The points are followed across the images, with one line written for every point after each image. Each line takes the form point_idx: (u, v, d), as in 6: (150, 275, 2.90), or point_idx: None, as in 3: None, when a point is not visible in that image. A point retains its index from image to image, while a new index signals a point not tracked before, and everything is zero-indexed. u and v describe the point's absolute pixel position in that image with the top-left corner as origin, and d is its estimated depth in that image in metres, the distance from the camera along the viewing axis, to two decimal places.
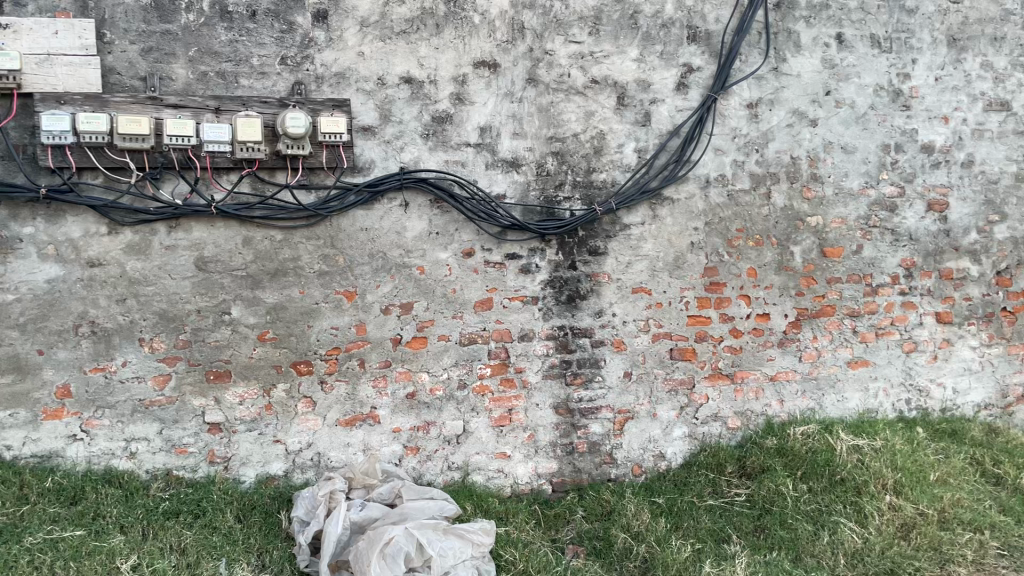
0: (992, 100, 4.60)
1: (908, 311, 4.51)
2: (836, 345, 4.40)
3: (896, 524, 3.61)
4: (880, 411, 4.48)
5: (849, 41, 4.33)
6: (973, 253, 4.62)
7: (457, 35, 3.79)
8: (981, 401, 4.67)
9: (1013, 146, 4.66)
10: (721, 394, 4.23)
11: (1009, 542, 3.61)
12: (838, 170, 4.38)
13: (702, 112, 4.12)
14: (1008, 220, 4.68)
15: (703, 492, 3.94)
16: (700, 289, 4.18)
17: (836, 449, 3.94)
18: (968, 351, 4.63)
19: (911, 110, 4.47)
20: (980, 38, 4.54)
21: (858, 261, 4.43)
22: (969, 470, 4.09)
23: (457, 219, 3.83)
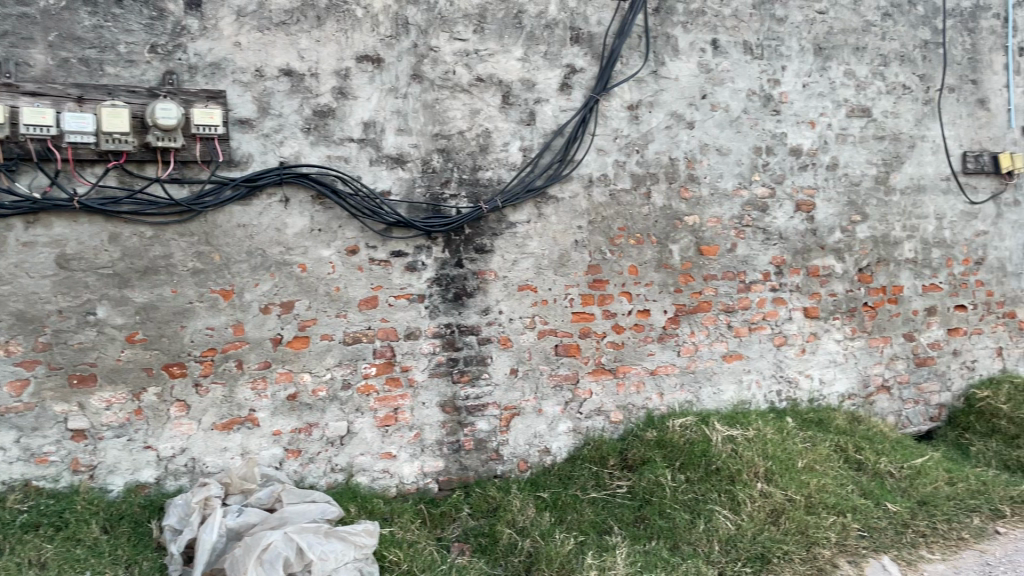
0: (854, 107, 4.88)
1: (778, 306, 4.73)
2: (712, 339, 4.57)
3: (767, 510, 3.78)
4: (753, 402, 4.68)
5: (723, 47, 4.51)
6: (837, 251, 4.88)
7: (339, 28, 3.73)
8: (845, 391, 4.93)
9: (872, 150, 4.95)
10: (604, 388, 4.32)
11: (869, 524, 3.84)
12: (714, 171, 4.54)
13: (585, 112, 4.20)
14: (868, 221, 4.97)
15: (586, 485, 4.01)
16: (583, 286, 4.26)
17: (712, 440, 4.11)
18: (833, 344, 4.89)
19: (781, 115, 4.69)
20: (843, 47, 4.81)
21: (732, 258, 4.61)
22: (834, 457, 4.32)
23: (340, 216, 3.76)
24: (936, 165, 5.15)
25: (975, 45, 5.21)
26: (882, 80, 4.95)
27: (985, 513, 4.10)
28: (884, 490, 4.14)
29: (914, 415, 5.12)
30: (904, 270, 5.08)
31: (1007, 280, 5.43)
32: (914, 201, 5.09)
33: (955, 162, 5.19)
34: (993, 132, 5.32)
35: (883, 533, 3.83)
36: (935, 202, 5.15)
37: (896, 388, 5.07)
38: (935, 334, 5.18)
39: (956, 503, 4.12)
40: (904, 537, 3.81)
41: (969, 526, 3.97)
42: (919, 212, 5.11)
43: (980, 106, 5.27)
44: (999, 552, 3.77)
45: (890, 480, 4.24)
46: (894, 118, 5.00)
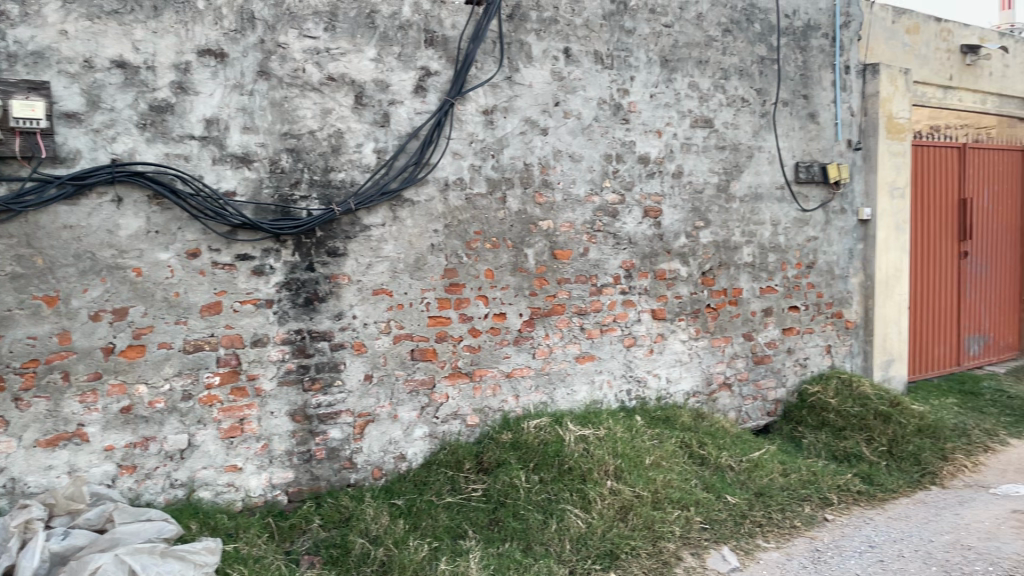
0: (698, 117, 5.11)
1: (628, 309, 4.89)
2: (566, 341, 4.66)
3: (616, 507, 3.89)
4: (604, 402, 4.81)
5: (575, 55, 4.62)
6: (682, 255, 5.10)
7: (179, 20, 3.54)
8: (690, 389, 5.15)
9: (715, 160, 5.20)
10: (460, 392, 4.31)
11: (710, 517, 4.03)
12: (567, 177, 4.64)
13: (439, 116, 4.18)
14: (711, 226, 5.21)
15: (441, 490, 3.98)
16: (440, 290, 4.23)
17: (564, 440, 4.23)
18: (679, 344, 5.10)
19: (629, 124, 4.85)
20: (687, 61, 5.04)
21: (585, 262, 4.72)
22: (679, 453, 4.50)
23: (179, 217, 3.57)
24: (772, 175, 5.47)
25: (806, 63, 5.58)
26: (723, 93, 5.21)
27: (815, 501, 4.39)
28: (724, 484, 4.36)
29: (753, 410, 5.41)
30: (743, 273, 5.37)
31: (834, 283, 5.84)
32: (752, 208, 5.39)
33: (789, 172, 5.54)
34: (822, 144, 5.71)
35: (723, 524, 4.02)
36: (771, 209, 5.48)
37: (736, 385, 5.35)
38: (771, 334, 5.50)
39: (789, 493, 4.39)
40: (742, 527, 4.02)
41: (800, 515, 4.24)
42: (757, 218, 5.41)
43: (811, 120, 5.64)
44: (827, 538, 4.04)
45: (730, 473, 4.46)
46: (735, 129, 5.28)
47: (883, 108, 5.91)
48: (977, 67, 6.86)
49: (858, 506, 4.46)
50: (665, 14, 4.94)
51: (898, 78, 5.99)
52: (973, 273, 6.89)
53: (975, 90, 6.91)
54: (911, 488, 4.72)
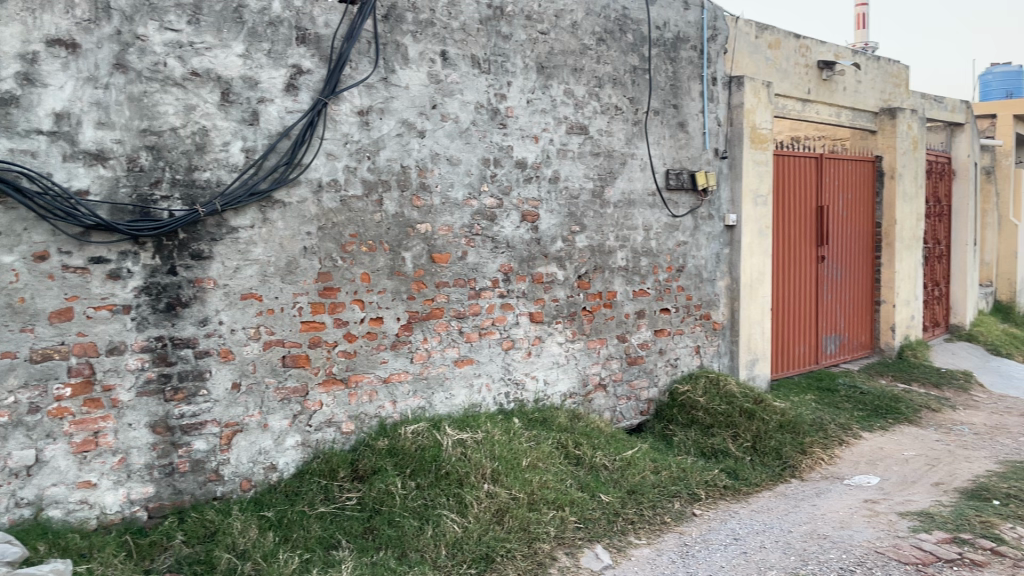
0: (574, 124, 5.21)
1: (506, 312, 4.92)
2: (444, 345, 4.63)
3: (492, 510, 3.90)
4: (483, 405, 4.81)
5: (452, 59, 4.61)
6: (559, 259, 5.17)
7: (24, 7, 3.31)
8: (567, 390, 5.23)
9: (590, 166, 5.31)
10: (335, 399, 4.21)
11: (584, 516, 4.10)
12: (444, 181, 4.62)
13: (312, 115, 4.08)
14: (587, 231, 5.31)
15: (314, 500, 3.87)
16: (313, 294, 4.13)
17: (442, 445, 4.21)
18: (555, 347, 5.17)
19: (507, 128, 4.89)
20: (563, 68, 5.12)
21: (463, 266, 4.71)
22: (556, 454, 4.55)
23: (25, 217, 3.34)
24: (645, 181, 5.63)
25: (676, 74, 5.78)
26: (598, 100, 5.33)
27: (684, 497, 4.54)
28: (598, 483, 4.44)
29: (627, 410, 5.55)
30: (617, 277, 5.50)
31: (703, 286, 6.08)
32: (626, 214, 5.53)
33: (660, 179, 5.72)
34: (691, 153, 5.93)
35: (597, 523, 4.10)
36: (643, 214, 5.64)
37: (611, 386, 5.47)
38: (644, 335, 5.66)
39: (660, 490, 4.52)
40: (615, 525, 4.11)
41: (670, 511, 4.38)
42: (630, 223, 5.56)
43: (681, 129, 5.85)
44: (695, 532, 4.18)
45: (605, 472, 4.56)
46: (609, 136, 5.40)
47: (747, 119, 6.20)
48: (833, 82, 7.30)
49: (724, 500, 4.64)
50: (542, 21, 5.01)
51: (761, 90, 6.29)
52: (829, 276, 7.33)
53: (831, 104, 7.35)
54: (772, 481, 4.96)
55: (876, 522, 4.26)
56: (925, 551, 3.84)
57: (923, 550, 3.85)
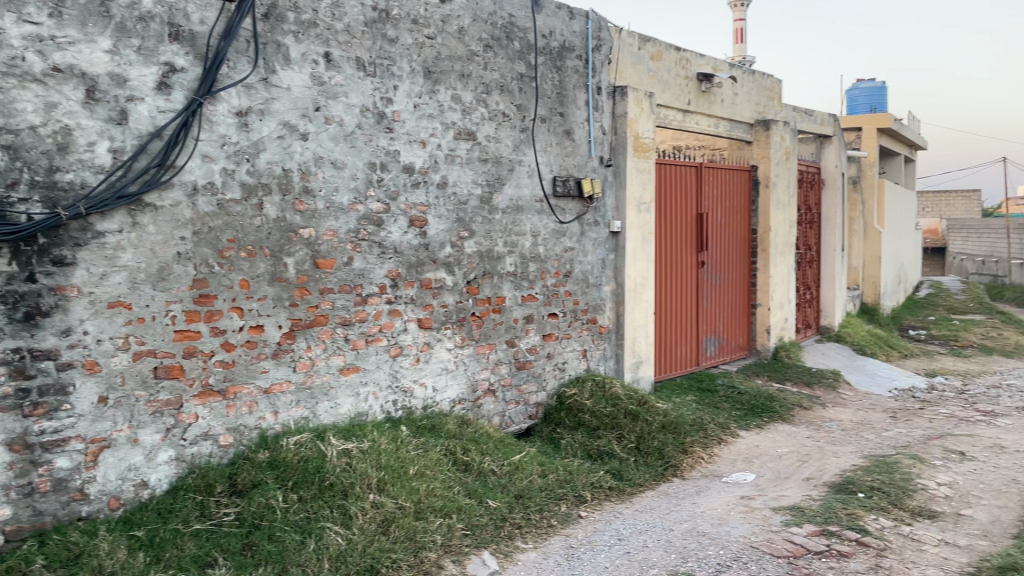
0: (461, 129, 5.20)
1: (394, 318, 4.85)
2: (329, 353, 4.53)
3: (377, 521, 3.83)
4: (369, 414, 4.73)
5: (336, 61, 4.52)
6: (447, 265, 5.14)
7: None
8: (455, 396, 5.21)
9: (478, 171, 5.31)
10: (212, 411, 4.04)
11: (471, 522, 4.09)
12: (328, 185, 4.51)
13: (186, 115, 3.91)
14: (475, 237, 5.31)
15: (189, 517, 3.69)
16: (187, 302, 3.95)
17: (326, 456, 4.11)
18: (444, 353, 5.14)
19: (393, 133, 4.83)
20: (451, 73, 5.11)
21: (349, 272, 4.62)
22: (444, 461, 4.52)
23: None
24: (532, 188, 5.68)
25: (562, 82, 5.87)
26: (485, 107, 5.34)
27: (570, 500, 4.61)
28: (486, 488, 4.45)
29: (515, 414, 5.57)
30: (506, 282, 5.52)
31: (590, 291, 6.19)
32: (514, 220, 5.56)
33: (547, 186, 5.79)
34: (577, 160, 6.03)
35: (483, 529, 4.10)
36: (531, 220, 5.68)
37: (500, 391, 5.48)
38: (532, 340, 5.71)
39: (547, 493, 4.57)
40: (502, 530, 4.12)
41: (556, 514, 4.43)
42: (518, 229, 5.60)
43: (567, 137, 5.94)
44: (581, 534, 4.25)
45: (492, 477, 4.56)
46: (496, 142, 5.42)
47: (630, 128, 6.36)
48: (711, 93, 7.58)
49: (609, 501, 4.74)
50: (428, 26, 4.98)
51: (643, 100, 6.47)
52: (709, 281, 7.61)
53: (710, 115, 7.63)
54: (655, 481, 5.10)
55: (751, 517, 4.44)
56: (797, 544, 4.03)
57: (794, 543, 4.04)
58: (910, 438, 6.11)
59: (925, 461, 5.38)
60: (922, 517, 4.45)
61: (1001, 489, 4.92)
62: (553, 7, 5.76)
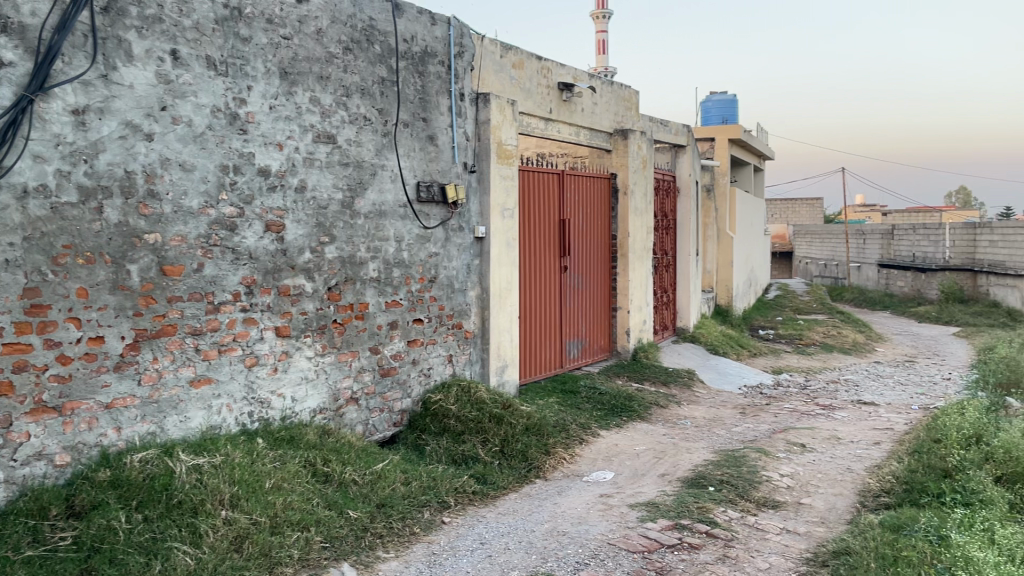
0: (320, 132, 5.09)
1: (249, 327, 4.69)
2: (178, 364, 4.32)
3: (229, 538, 3.68)
4: (223, 427, 4.54)
5: (184, 58, 4.33)
6: (307, 270, 5.02)
7: None
8: (316, 406, 5.08)
9: (338, 175, 5.21)
10: (46, 429, 3.77)
11: (330, 534, 4.00)
12: (176, 188, 4.31)
13: (15, 113, 3.63)
14: (336, 242, 5.20)
15: (19, 543, 3.39)
16: (17, 313, 3.67)
17: (175, 473, 3.92)
18: (304, 361, 5.00)
19: (247, 134, 4.67)
20: (308, 75, 4.99)
21: (199, 279, 4.43)
22: (302, 472, 4.40)
23: None
24: (395, 193, 5.63)
25: (424, 87, 5.85)
26: (345, 110, 5.26)
27: (433, 506, 4.59)
28: (347, 499, 4.35)
29: (379, 422, 5.50)
30: (368, 288, 5.44)
31: (454, 296, 6.19)
32: (376, 224, 5.49)
33: (411, 191, 5.75)
34: (441, 165, 6.02)
35: (343, 540, 4.01)
36: (394, 226, 5.63)
37: (363, 399, 5.39)
38: (397, 346, 5.65)
39: (409, 501, 4.53)
40: (363, 541, 4.05)
41: (419, 521, 4.40)
42: (381, 234, 5.53)
43: (430, 142, 5.93)
44: (443, 540, 4.23)
45: (353, 487, 4.48)
46: (357, 146, 5.34)
47: (494, 135, 6.42)
48: (572, 103, 7.77)
49: (472, 506, 4.75)
50: (284, 26, 4.84)
51: (505, 107, 6.55)
52: (571, 285, 7.79)
53: (571, 123, 7.81)
54: (518, 483, 5.16)
55: (609, 515, 4.57)
56: (651, 539, 4.18)
57: (648, 538, 4.19)
58: (757, 433, 6.46)
59: (770, 454, 5.71)
60: (766, 507, 4.72)
61: (837, 478, 5.28)
62: (415, 11, 5.74)
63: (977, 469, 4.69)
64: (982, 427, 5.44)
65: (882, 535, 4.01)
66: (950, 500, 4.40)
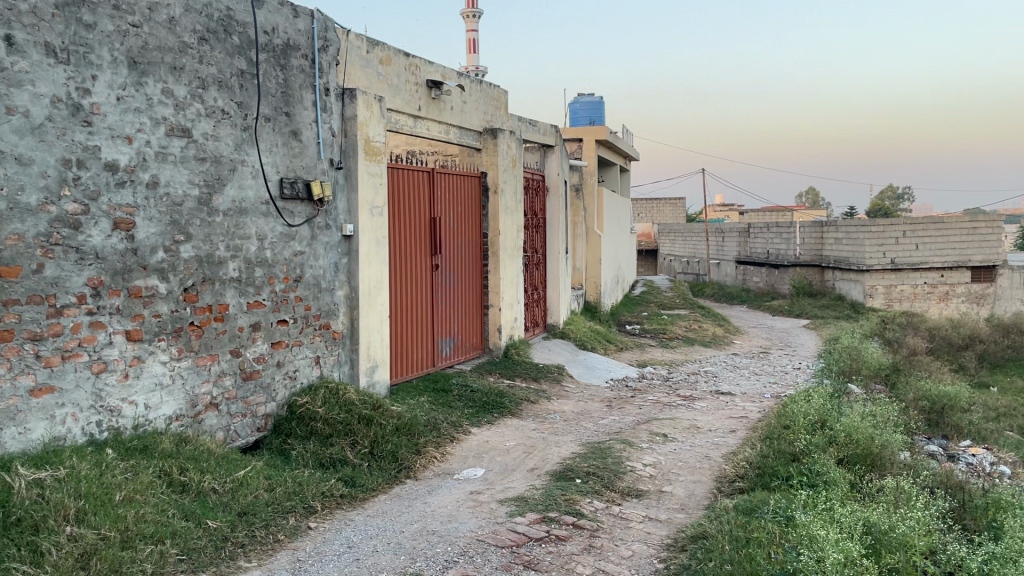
0: (174, 126, 4.85)
1: (96, 331, 4.41)
2: (15, 373, 4.01)
3: (75, 555, 3.43)
4: (68, 438, 4.25)
5: (19, 45, 4.02)
6: (160, 271, 4.76)
7: None
8: (171, 413, 4.84)
9: (194, 171, 4.98)
10: None
11: (187, 547, 3.82)
12: (12, 183, 4.00)
13: None
14: (193, 241, 4.98)
15: None
16: None
17: (13, 488, 3.64)
18: (158, 366, 4.76)
19: (92, 127, 4.39)
20: (160, 65, 4.75)
21: (39, 281, 4.13)
22: (157, 483, 4.18)
23: None
24: (256, 189, 5.44)
25: (286, 81, 5.68)
26: (201, 103, 5.03)
27: (299, 512, 4.47)
28: (205, 509, 4.17)
29: (241, 428, 5.30)
30: (228, 289, 5.23)
31: (322, 296, 6.05)
32: (237, 222, 5.29)
33: (273, 188, 5.57)
34: (306, 162, 5.86)
35: (201, 552, 3.84)
36: (256, 224, 5.44)
37: (223, 404, 5.18)
38: (260, 349, 5.46)
39: (273, 507, 4.40)
40: (223, 551, 3.90)
41: (283, 528, 4.27)
42: (242, 233, 5.33)
43: (294, 138, 5.76)
44: (308, 546, 4.12)
45: (213, 496, 4.30)
46: (214, 140, 5.12)
47: (361, 131, 6.31)
48: (441, 101, 7.75)
49: (340, 509, 4.66)
50: (132, 13, 4.57)
51: (372, 104, 6.45)
52: (442, 284, 7.77)
53: (440, 121, 7.79)
54: (388, 484, 5.11)
55: (479, 511, 4.59)
56: (519, 533, 4.23)
57: (517, 532, 4.24)
58: (622, 425, 6.66)
59: (634, 445, 5.90)
60: (630, 496, 4.87)
61: (696, 465, 5.52)
62: (275, 3, 5.56)
63: (822, 452, 5.02)
64: (826, 413, 5.82)
65: (736, 518, 4.23)
66: (797, 483, 4.69)
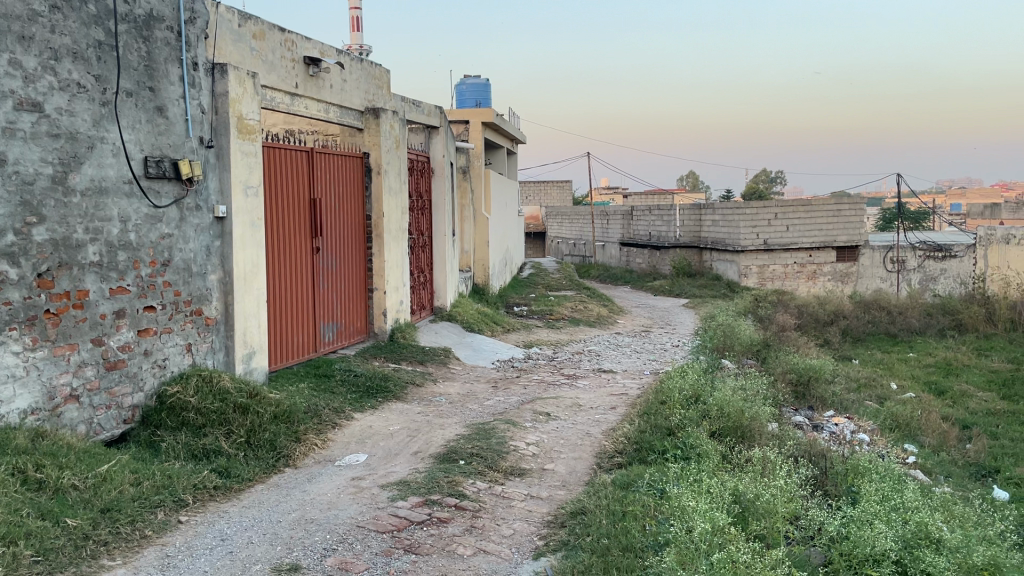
0: (23, 99, 4.50)
1: None
2: None
3: None
4: None
5: None
6: (10, 256, 4.43)
7: None
8: (26, 407, 4.51)
9: (47, 148, 4.65)
10: None
11: (44, 547, 3.58)
12: None
13: None
14: (46, 223, 4.65)
15: None
16: None
17: None
18: (10, 357, 4.43)
19: None
20: (5, 34, 4.40)
21: None
22: (9, 482, 3.90)
23: None
24: (117, 168, 5.13)
25: (150, 54, 5.38)
26: (54, 75, 4.69)
27: (168, 506, 4.28)
28: (64, 507, 3.92)
29: (106, 420, 5.02)
30: (88, 274, 4.92)
31: (192, 280, 5.79)
32: (96, 203, 4.98)
33: (137, 167, 5.27)
34: (173, 139, 5.58)
35: (60, 552, 3.61)
36: (118, 204, 5.14)
37: (85, 396, 4.88)
38: (124, 337, 5.18)
39: (139, 502, 4.19)
40: (83, 550, 3.68)
41: (151, 523, 4.08)
42: (102, 214, 5.03)
43: (158, 114, 5.46)
44: (178, 541, 3.96)
45: (73, 493, 4.05)
46: (69, 116, 4.79)
47: (233, 108, 6.05)
48: (319, 78, 7.53)
49: (213, 502, 4.49)
50: None
51: (245, 80, 6.20)
52: (322, 267, 7.58)
53: (319, 99, 7.57)
54: (265, 474, 4.96)
55: (360, 497, 4.52)
56: (400, 518, 4.19)
57: (398, 516, 4.19)
58: (507, 405, 6.72)
59: (517, 425, 5.95)
60: (513, 476, 4.91)
61: (577, 442, 5.62)
62: None
63: (695, 425, 5.23)
64: (700, 388, 6.06)
65: (614, 492, 4.35)
66: (672, 456, 4.89)
